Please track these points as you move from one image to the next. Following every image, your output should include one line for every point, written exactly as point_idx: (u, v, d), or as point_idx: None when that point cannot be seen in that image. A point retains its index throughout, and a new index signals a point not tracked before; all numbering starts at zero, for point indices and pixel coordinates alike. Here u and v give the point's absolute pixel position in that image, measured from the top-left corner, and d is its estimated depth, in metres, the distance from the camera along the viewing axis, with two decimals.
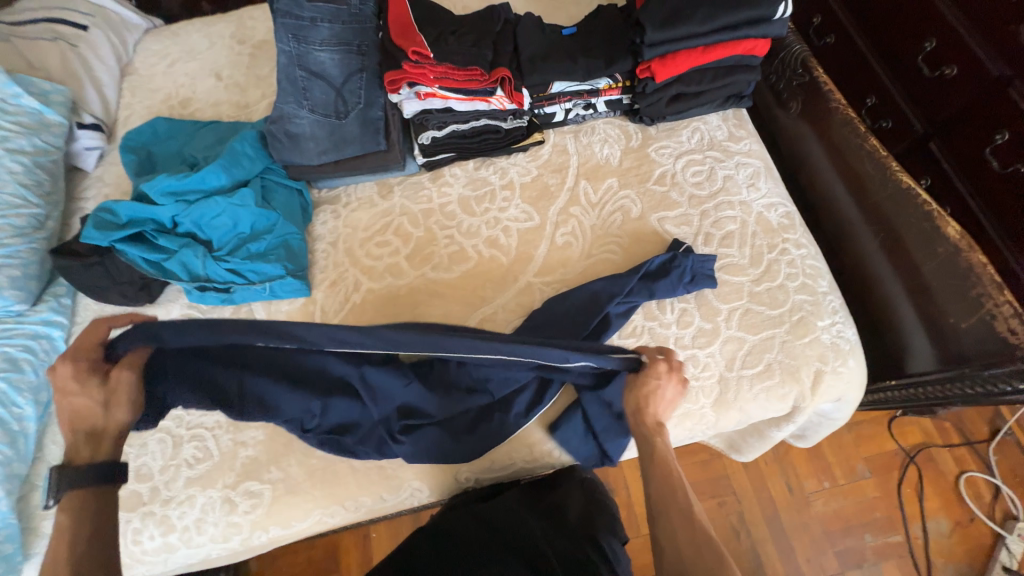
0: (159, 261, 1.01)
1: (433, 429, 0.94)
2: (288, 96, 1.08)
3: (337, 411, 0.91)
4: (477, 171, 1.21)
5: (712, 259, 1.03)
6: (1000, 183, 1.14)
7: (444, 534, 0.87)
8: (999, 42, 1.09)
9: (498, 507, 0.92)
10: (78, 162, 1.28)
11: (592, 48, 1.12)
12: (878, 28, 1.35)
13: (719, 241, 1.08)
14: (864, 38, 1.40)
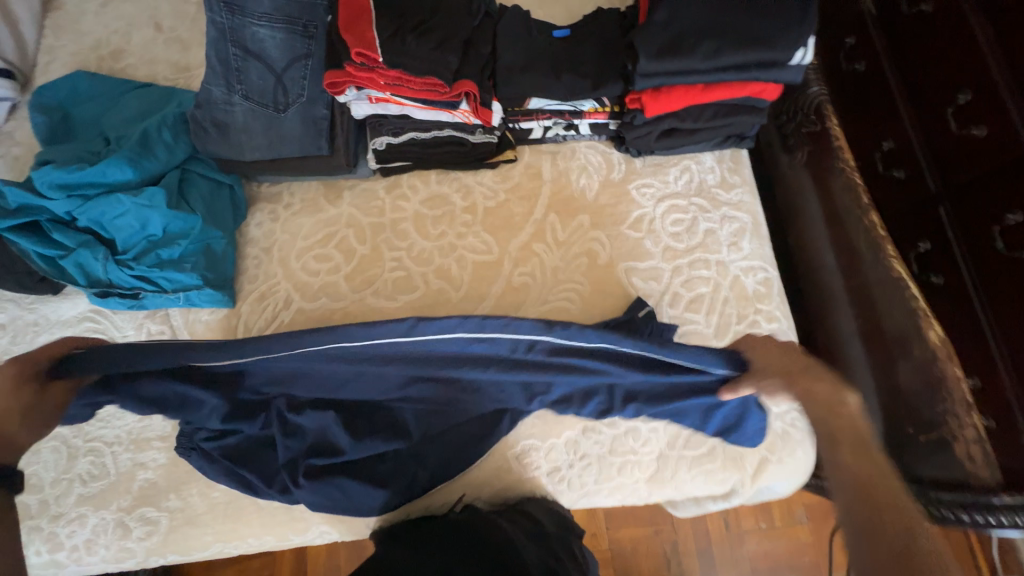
0: (56, 257, 0.89)
1: (347, 481, 0.86)
2: (217, 77, 0.92)
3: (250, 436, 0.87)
4: (437, 185, 1.07)
5: (672, 328, 0.95)
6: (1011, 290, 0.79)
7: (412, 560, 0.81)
8: None
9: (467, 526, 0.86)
10: None
11: (580, 62, 0.97)
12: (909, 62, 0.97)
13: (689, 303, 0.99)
14: (891, 66, 1.01)
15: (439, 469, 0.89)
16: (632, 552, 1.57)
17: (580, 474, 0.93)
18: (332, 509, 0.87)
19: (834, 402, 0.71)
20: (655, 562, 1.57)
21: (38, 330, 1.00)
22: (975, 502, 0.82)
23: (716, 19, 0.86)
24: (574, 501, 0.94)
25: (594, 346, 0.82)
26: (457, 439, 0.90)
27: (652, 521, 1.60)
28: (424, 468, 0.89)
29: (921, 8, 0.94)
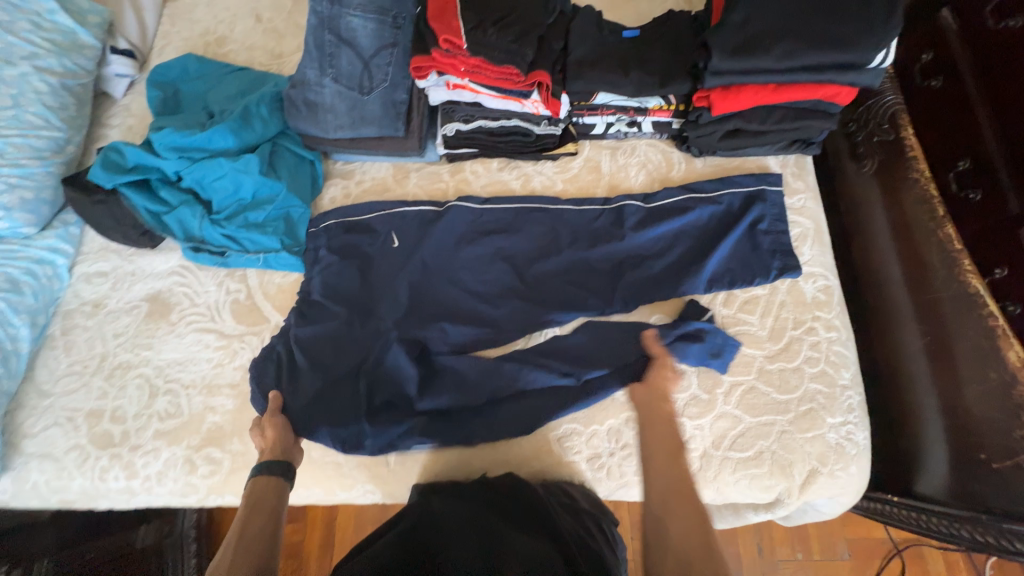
0: (159, 212, 1.00)
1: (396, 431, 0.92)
2: (313, 61, 1.01)
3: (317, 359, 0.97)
4: (499, 172, 1.12)
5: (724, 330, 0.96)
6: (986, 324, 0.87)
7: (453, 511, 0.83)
8: None
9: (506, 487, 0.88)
10: (108, 88, 1.27)
11: (650, 60, 0.99)
12: (992, 75, 0.90)
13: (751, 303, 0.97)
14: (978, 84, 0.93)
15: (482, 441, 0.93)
16: None
17: (621, 463, 0.92)
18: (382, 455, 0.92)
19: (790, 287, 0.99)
20: None
21: (135, 280, 1.12)
22: None
23: (793, 19, 0.87)
24: (611, 490, 0.93)
25: (632, 247, 1.03)
26: (510, 405, 0.94)
27: None
28: (470, 434, 0.93)
29: (1009, 23, 0.86)
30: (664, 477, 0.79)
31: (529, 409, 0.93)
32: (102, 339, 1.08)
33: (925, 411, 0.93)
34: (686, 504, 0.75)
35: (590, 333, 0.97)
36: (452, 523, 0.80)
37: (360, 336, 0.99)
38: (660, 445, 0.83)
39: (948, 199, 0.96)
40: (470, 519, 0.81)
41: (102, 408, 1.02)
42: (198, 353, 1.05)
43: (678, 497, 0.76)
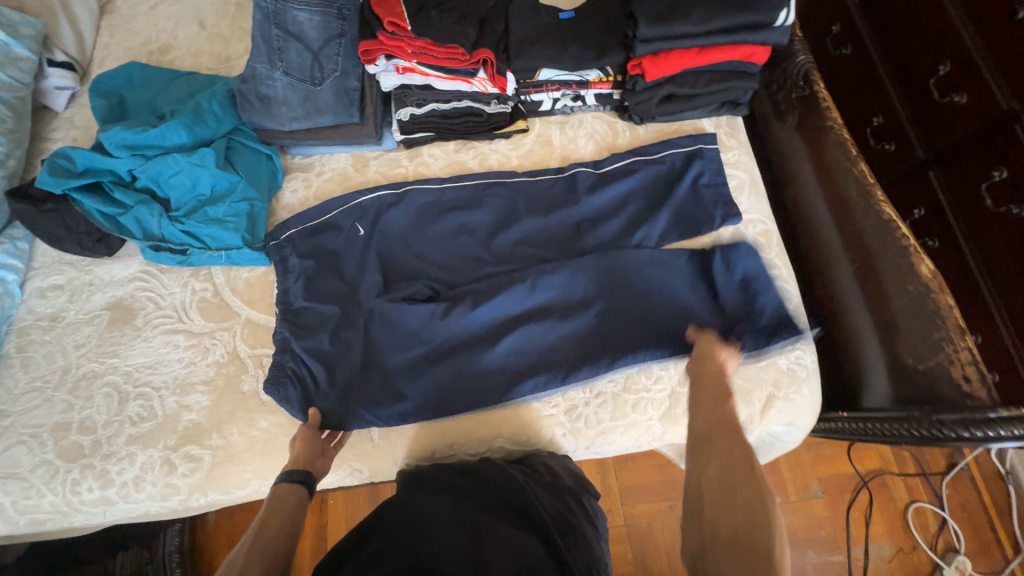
0: (115, 214, 0.99)
1: (391, 404, 0.94)
2: (261, 56, 1.04)
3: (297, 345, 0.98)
4: (456, 153, 1.17)
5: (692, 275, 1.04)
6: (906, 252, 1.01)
7: (440, 499, 0.83)
8: (929, 114, 0.97)
9: (491, 469, 0.90)
10: (48, 102, 1.24)
11: (586, 36, 1.07)
12: (888, 38, 1.04)
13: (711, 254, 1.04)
14: (877, 45, 1.06)
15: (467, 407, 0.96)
16: (647, 526, 1.57)
17: (597, 411, 0.97)
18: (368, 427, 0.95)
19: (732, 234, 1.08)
20: (671, 536, 1.56)
21: (94, 289, 1.10)
22: (973, 419, 0.85)
23: None
24: (591, 439, 0.98)
25: (587, 209, 1.09)
26: (488, 368, 0.97)
27: (666, 495, 1.60)
28: (452, 403, 0.95)
29: None
30: (713, 467, 0.75)
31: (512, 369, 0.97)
32: (63, 352, 1.05)
33: (863, 333, 1.03)
34: (733, 494, 0.70)
35: (560, 294, 1.01)
36: (435, 514, 0.80)
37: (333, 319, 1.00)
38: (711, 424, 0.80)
39: (866, 150, 1.10)
40: (451, 509, 0.81)
41: (69, 421, 1.00)
42: (168, 354, 1.04)
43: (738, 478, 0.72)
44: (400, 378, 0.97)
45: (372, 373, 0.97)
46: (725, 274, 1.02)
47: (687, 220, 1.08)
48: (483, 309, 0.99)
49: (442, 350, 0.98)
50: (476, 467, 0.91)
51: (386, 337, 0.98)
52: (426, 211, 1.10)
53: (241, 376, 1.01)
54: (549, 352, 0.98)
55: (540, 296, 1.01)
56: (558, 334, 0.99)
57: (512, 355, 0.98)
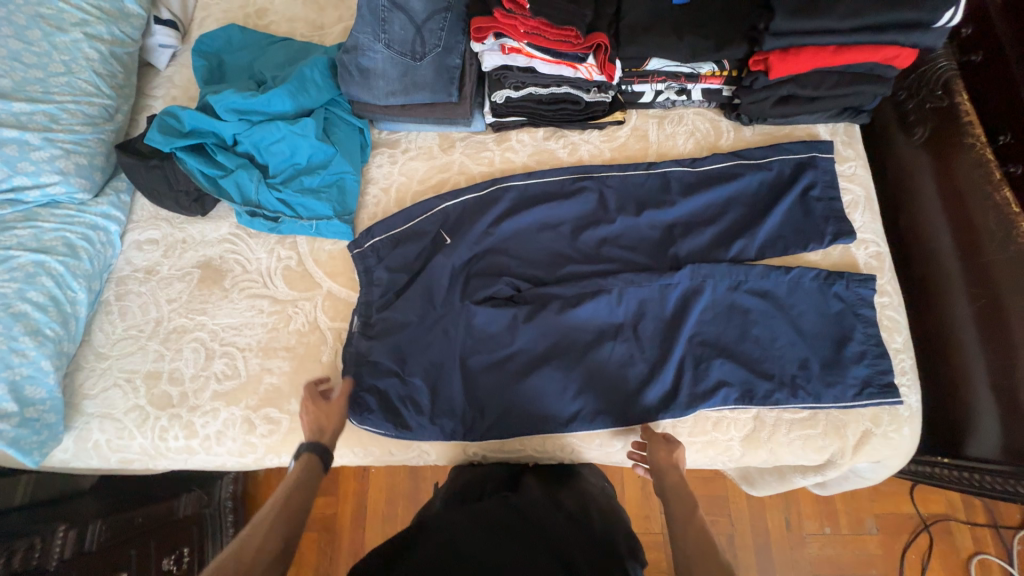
0: (216, 177, 1.01)
1: (472, 397, 0.95)
2: (365, 25, 1.02)
3: (382, 326, 1.00)
4: (545, 141, 1.13)
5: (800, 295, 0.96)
6: None
7: (473, 518, 0.80)
8: None
9: (530, 504, 0.85)
10: (152, 58, 1.27)
11: (706, 24, 0.99)
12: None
13: (818, 273, 0.96)
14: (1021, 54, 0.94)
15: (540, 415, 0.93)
16: None
17: (675, 425, 0.93)
18: (443, 421, 0.95)
19: (840, 254, 0.99)
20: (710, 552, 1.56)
21: (186, 247, 1.14)
22: None
23: None
24: None
25: (683, 212, 1.03)
26: (568, 374, 0.94)
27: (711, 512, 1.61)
28: (530, 405, 0.94)
29: None
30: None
31: (595, 378, 0.94)
32: (156, 305, 1.10)
33: (981, 377, 0.94)
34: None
35: (651, 306, 0.96)
36: (467, 538, 0.75)
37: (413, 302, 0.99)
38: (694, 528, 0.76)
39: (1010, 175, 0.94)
40: (481, 531, 0.77)
41: (159, 370, 1.05)
42: (252, 318, 1.06)
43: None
44: (483, 376, 0.96)
45: (448, 362, 0.97)
46: (825, 290, 0.96)
47: (791, 234, 1.00)
48: (570, 316, 0.96)
49: (522, 347, 0.96)
50: (517, 496, 0.87)
51: (468, 331, 0.97)
52: (517, 200, 1.07)
53: (321, 347, 1.03)
54: (634, 367, 0.94)
55: (628, 306, 0.96)
56: (645, 351, 0.94)
57: (597, 366, 0.94)
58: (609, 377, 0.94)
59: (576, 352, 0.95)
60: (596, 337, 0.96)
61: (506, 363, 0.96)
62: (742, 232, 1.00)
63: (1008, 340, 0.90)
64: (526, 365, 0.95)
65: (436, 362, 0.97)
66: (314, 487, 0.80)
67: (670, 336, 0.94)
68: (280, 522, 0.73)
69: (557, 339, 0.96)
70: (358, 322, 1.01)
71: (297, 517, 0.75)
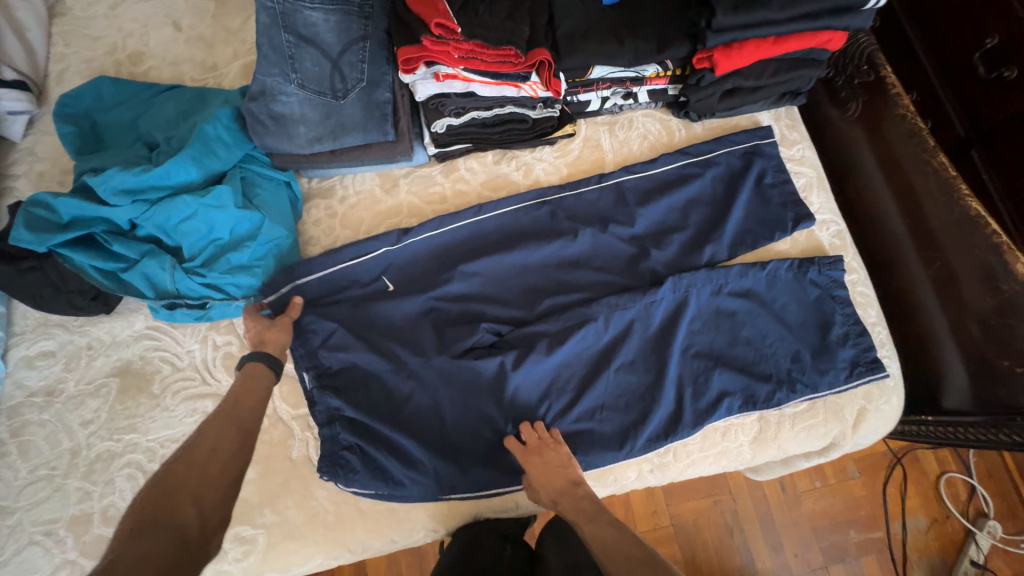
0: (116, 270, 0.83)
1: (474, 466, 0.86)
2: (271, 66, 0.87)
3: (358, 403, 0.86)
4: (497, 165, 1.05)
5: (778, 288, 0.96)
6: (993, 254, 0.92)
7: None
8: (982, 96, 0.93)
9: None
10: (2, 130, 1.04)
11: (643, 25, 0.95)
12: (940, 21, 1.00)
13: (791, 262, 0.97)
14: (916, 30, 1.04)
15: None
16: (693, 524, 1.48)
17: (685, 444, 0.90)
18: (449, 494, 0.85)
19: (808, 237, 1.00)
20: (719, 534, 1.47)
21: (94, 354, 0.94)
22: None
23: None
24: (680, 472, 0.91)
25: (653, 221, 1.00)
26: (573, 416, 0.88)
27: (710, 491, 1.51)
28: None
29: None
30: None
31: (600, 414, 0.88)
32: (68, 432, 0.90)
33: (947, 336, 0.98)
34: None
35: (642, 327, 0.92)
36: None
37: (387, 369, 0.88)
38: (601, 545, 0.75)
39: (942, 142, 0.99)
40: None
41: (88, 512, 0.86)
42: (197, 424, 0.90)
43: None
44: (482, 435, 0.87)
45: (440, 429, 0.87)
46: (802, 280, 0.96)
47: (759, 225, 1.00)
48: (562, 353, 0.89)
49: (517, 396, 0.88)
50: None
51: (452, 392, 0.88)
52: (479, 232, 0.99)
53: (287, 442, 0.89)
54: (638, 393, 0.89)
55: (618, 330, 0.92)
56: (643, 375, 0.90)
57: (601, 400, 0.89)
58: (615, 409, 0.89)
59: (576, 389, 0.89)
60: (591, 371, 0.90)
61: (505, 415, 0.87)
62: (712, 232, 0.99)
63: (968, 298, 0.95)
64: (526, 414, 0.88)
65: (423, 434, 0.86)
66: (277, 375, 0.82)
67: (664, 354, 0.91)
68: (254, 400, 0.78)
69: (556, 377, 0.90)
70: (319, 414, 0.85)
71: (252, 412, 0.76)
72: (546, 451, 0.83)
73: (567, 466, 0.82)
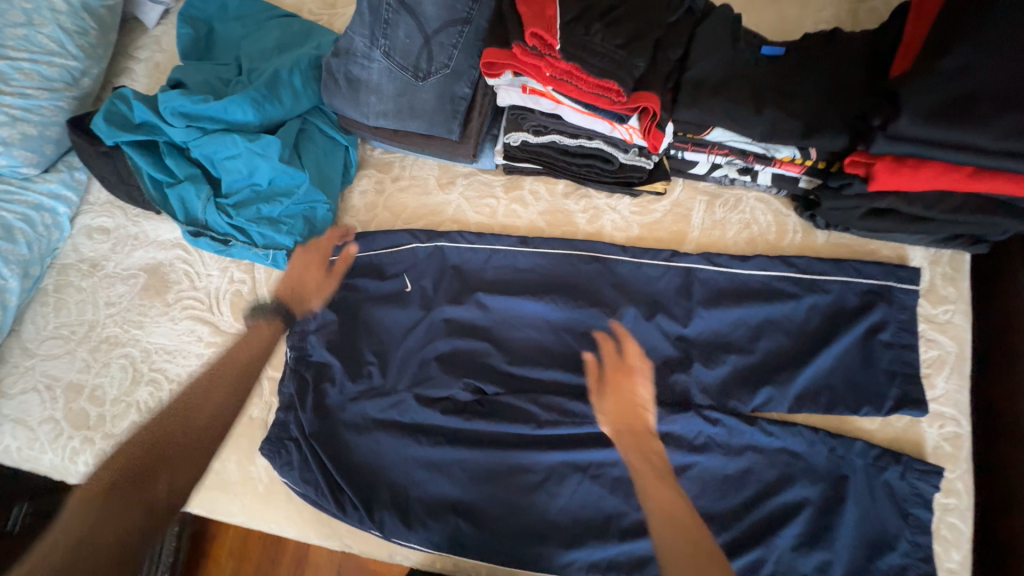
0: (162, 183, 0.87)
1: (414, 505, 0.79)
2: (364, 26, 0.82)
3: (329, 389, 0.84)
4: (563, 198, 0.92)
5: (837, 472, 0.74)
6: None
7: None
8: None
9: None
10: (139, 14, 1.11)
11: (796, 95, 0.74)
12: None
13: (867, 448, 0.74)
14: None
15: (485, 552, 0.76)
16: None
17: None
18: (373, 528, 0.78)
19: (908, 425, 0.76)
20: None
21: (137, 245, 1.00)
22: None
23: None
24: None
25: (715, 328, 0.82)
26: (524, 513, 0.77)
27: None
28: (474, 526, 0.78)
29: None
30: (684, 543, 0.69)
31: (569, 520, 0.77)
32: (94, 306, 0.97)
33: None
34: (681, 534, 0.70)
35: (639, 451, 0.77)
36: None
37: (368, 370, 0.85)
38: (660, 506, 0.73)
39: None
40: None
41: (82, 384, 0.93)
42: (189, 345, 0.93)
43: (691, 553, 0.68)
44: (432, 482, 0.80)
45: (395, 456, 0.81)
46: (872, 476, 0.74)
47: (847, 387, 0.77)
48: (536, 451, 0.79)
49: (487, 455, 0.79)
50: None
51: (423, 419, 0.82)
52: (514, 265, 0.88)
53: (254, 399, 0.89)
54: (605, 519, 0.76)
55: (607, 448, 0.77)
56: (623, 504, 0.76)
57: (562, 511, 0.77)
58: (572, 532, 0.76)
59: (536, 484, 0.78)
60: (563, 470, 0.78)
61: (468, 470, 0.80)
62: (782, 370, 0.79)
63: None
64: (474, 490, 0.79)
65: (371, 451, 0.81)
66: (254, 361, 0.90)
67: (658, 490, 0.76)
68: (229, 375, 0.90)
69: (535, 463, 0.79)
70: (281, 397, 0.85)
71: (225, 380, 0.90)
72: (619, 377, 0.80)
73: (645, 407, 0.78)
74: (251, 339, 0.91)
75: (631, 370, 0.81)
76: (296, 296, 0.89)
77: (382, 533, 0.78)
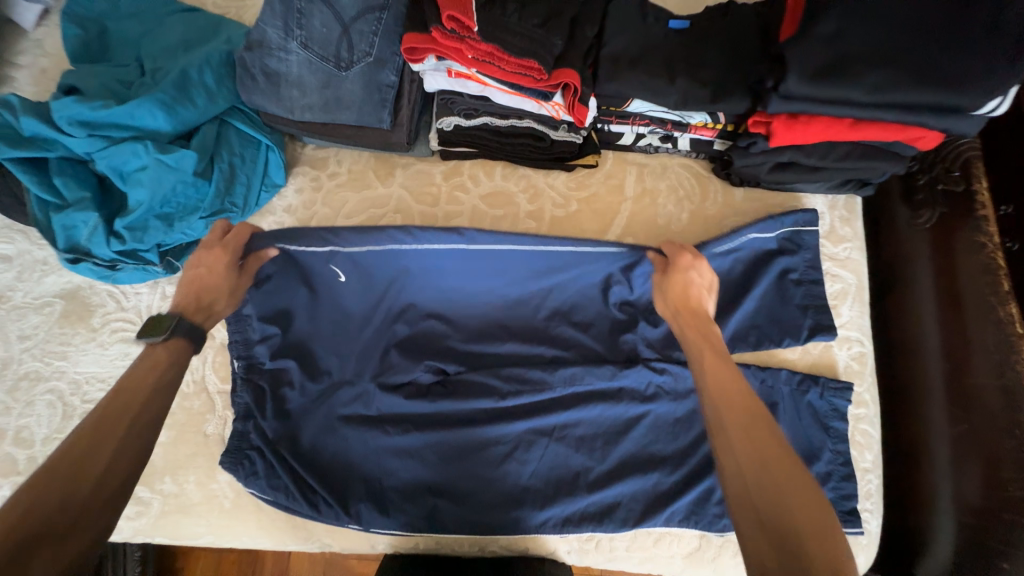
0: (49, 203, 0.78)
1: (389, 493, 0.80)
2: (275, 18, 0.79)
3: (290, 392, 0.83)
4: (502, 180, 0.94)
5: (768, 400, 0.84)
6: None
7: None
8: None
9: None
10: (13, 16, 0.99)
11: (701, 64, 0.81)
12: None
13: (791, 375, 0.85)
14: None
15: (463, 525, 0.80)
16: None
17: (612, 538, 0.82)
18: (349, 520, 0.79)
19: (822, 352, 0.87)
20: None
21: (47, 271, 0.92)
22: None
23: (893, 37, 0.69)
24: (598, 563, 0.84)
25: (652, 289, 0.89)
26: (497, 484, 0.81)
27: None
28: (452, 504, 0.80)
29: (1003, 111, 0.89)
30: (798, 514, 0.50)
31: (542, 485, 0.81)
32: (4, 342, 0.88)
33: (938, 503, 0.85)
34: (787, 553, 0.48)
35: (595, 410, 0.83)
36: None
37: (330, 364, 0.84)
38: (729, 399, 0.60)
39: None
40: None
41: (4, 427, 0.85)
42: (125, 369, 0.87)
43: (759, 451, 0.55)
44: (403, 470, 0.81)
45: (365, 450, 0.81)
46: (798, 399, 0.84)
47: (771, 326, 0.87)
48: (502, 424, 0.82)
49: (456, 435, 0.82)
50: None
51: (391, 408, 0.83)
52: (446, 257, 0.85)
53: (206, 415, 0.85)
54: (574, 476, 0.81)
55: (568, 411, 0.82)
56: (588, 460, 0.82)
57: (532, 479, 0.81)
58: (543, 496, 0.81)
59: (505, 455, 0.81)
60: (529, 438, 0.82)
61: (444, 451, 0.82)
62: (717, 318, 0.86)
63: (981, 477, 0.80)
64: (445, 471, 0.81)
65: (340, 449, 0.81)
66: (169, 393, 0.63)
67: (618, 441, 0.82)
68: (110, 420, 0.57)
69: (502, 439, 0.82)
70: (236, 409, 0.83)
71: (140, 400, 0.60)
72: (680, 272, 0.77)
73: (704, 291, 0.75)
74: (136, 373, 0.62)
75: (694, 267, 0.77)
76: (199, 306, 0.71)
77: (360, 525, 0.79)
